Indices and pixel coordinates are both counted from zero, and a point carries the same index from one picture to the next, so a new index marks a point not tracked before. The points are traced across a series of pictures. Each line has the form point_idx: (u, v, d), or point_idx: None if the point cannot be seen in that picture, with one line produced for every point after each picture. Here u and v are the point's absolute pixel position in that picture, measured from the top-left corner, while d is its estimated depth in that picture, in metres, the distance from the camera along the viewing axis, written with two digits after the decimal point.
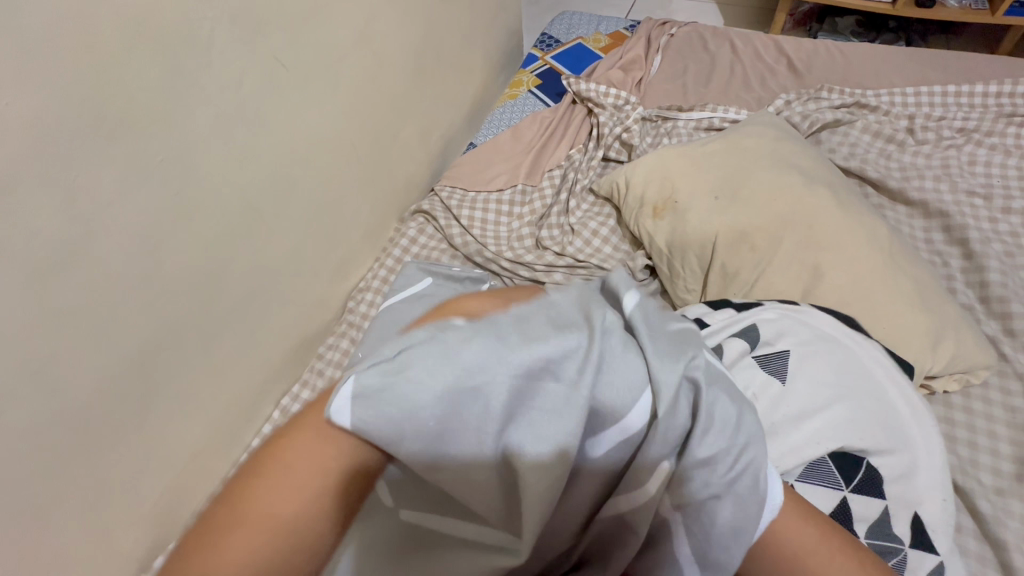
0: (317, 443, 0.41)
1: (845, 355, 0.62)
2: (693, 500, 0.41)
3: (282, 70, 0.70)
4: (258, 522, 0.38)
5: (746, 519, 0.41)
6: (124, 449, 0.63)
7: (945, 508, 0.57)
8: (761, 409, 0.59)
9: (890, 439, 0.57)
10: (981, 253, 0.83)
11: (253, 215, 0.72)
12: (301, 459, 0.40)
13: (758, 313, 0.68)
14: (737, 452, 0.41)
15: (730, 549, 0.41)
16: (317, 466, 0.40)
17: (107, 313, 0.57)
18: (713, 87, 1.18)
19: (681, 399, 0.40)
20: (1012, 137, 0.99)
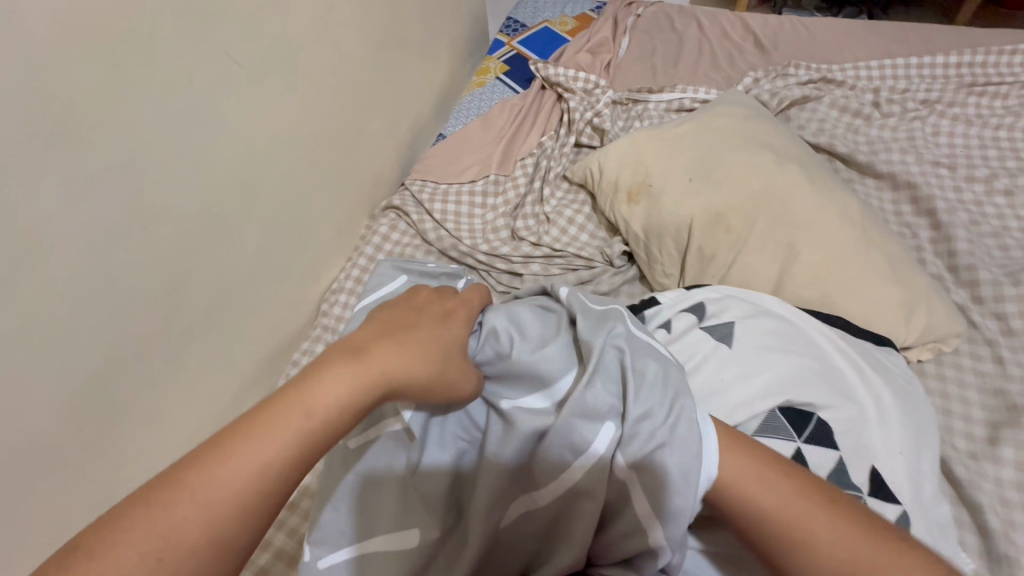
0: (352, 388, 0.42)
1: (790, 324, 0.64)
2: (639, 454, 0.46)
3: (235, 65, 0.66)
4: (278, 456, 0.39)
5: (692, 460, 0.45)
6: (91, 474, 0.60)
7: (903, 458, 0.56)
8: (712, 370, 0.60)
9: (837, 394, 0.58)
10: (949, 223, 0.84)
11: (214, 221, 0.68)
12: (323, 406, 0.41)
13: (703, 291, 0.69)
14: (670, 403, 0.47)
15: (683, 496, 0.45)
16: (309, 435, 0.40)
17: (61, 334, 0.54)
18: (683, 67, 1.17)
19: (603, 359, 0.50)
20: (973, 107, 1.01)
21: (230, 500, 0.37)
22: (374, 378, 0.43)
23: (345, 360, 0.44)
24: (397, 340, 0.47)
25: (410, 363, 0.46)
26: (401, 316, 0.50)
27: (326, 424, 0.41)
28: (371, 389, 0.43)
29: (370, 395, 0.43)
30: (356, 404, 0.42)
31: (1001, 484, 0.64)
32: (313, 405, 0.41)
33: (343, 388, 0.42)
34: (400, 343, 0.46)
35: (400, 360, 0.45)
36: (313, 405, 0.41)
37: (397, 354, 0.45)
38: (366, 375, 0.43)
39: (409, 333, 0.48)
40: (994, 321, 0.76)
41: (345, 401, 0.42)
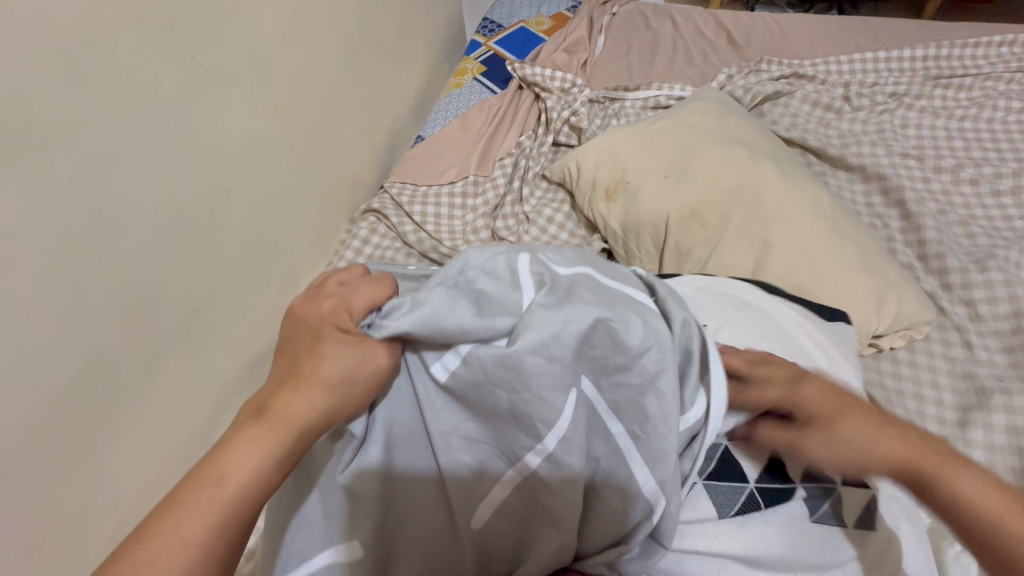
0: (263, 446, 0.43)
1: (759, 316, 0.62)
2: (624, 399, 0.49)
3: (204, 71, 0.65)
4: (201, 518, 0.39)
5: (670, 406, 0.47)
6: (66, 489, 0.59)
7: None
8: None
9: None
10: (918, 213, 0.86)
11: (186, 229, 0.67)
12: (237, 472, 0.41)
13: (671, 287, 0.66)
14: (646, 347, 0.48)
15: (667, 438, 0.47)
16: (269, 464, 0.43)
17: (31, 348, 0.53)
18: (658, 65, 1.18)
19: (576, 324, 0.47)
20: (939, 99, 1.04)
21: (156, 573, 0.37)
22: (282, 430, 0.44)
23: (253, 423, 0.44)
24: (303, 377, 0.46)
25: (312, 402, 0.45)
26: (313, 337, 0.48)
27: (243, 484, 0.41)
28: (269, 448, 0.43)
29: (279, 452, 0.43)
30: (269, 458, 0.43)
31: None
32: (228, 469, 0.41)
33: (255, 451, 0.42)
34: (308, 373, 0.46)
35: (305, 400, 0.45)
36: (226, 473, 0.41)
37: (305, 386, 0.45)
38: (272, 429, 0.43)
39: (316, 357, 0.46)
40: (963, 307, 0.79)
41: (257, 458, 0.42)
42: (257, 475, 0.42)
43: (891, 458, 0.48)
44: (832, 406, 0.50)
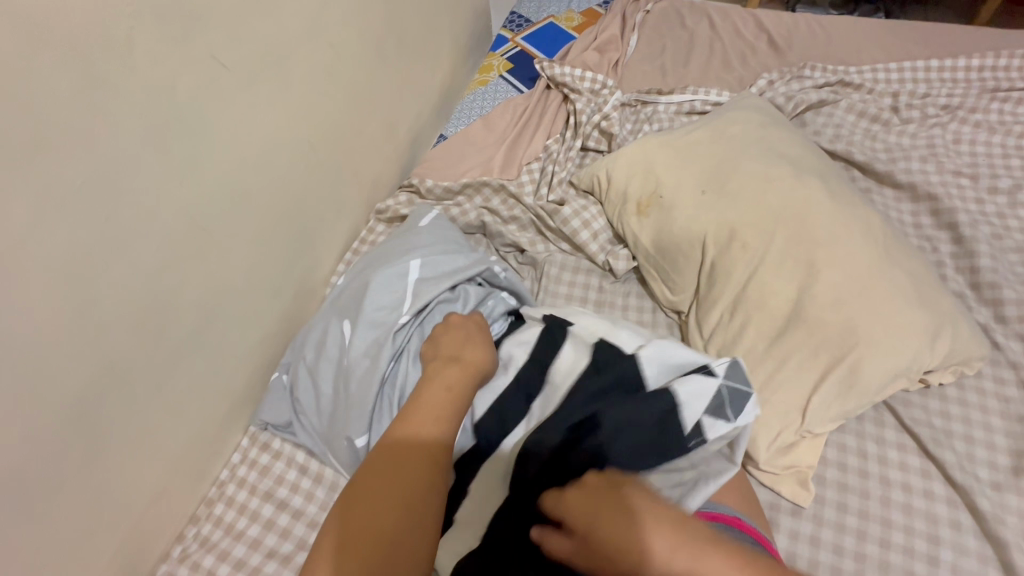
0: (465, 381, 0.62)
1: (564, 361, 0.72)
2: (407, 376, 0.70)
3: (224, 69, 0.62)
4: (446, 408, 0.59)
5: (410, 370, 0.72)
6: (71, 505, 0.58)
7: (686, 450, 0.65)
8: None
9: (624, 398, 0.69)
10: (971, 238, 0.81)
11: (201, 235, 0.65)
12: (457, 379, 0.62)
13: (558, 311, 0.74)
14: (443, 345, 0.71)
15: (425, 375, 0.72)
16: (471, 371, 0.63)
17: (35, 361, 0.51)
18: (693, 68, 1.13)
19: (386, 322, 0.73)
20: (995, 114, 0.97)
21: (391, 483, 0.51)
22: (460, 367, 0.63)
23: (450, 364, 0.63)
24: (467, 347, 0.65)
25: (487, 353, 0.65)
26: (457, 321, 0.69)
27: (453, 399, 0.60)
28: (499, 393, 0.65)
29: (454, 400, 0.59)
30: (444, 420, 0.57)
31: None
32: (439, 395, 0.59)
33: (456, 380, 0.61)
34: (475, 338, 0.67)
35: (477, 351, 0.65)
36: (443, 388, 0.60)
37: (483, 343, 0.67)
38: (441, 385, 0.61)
39: (472, 324, 0.69)
40: (1018, 342, 0.74)
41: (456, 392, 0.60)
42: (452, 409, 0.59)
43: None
44: (652, 522, 0.43)
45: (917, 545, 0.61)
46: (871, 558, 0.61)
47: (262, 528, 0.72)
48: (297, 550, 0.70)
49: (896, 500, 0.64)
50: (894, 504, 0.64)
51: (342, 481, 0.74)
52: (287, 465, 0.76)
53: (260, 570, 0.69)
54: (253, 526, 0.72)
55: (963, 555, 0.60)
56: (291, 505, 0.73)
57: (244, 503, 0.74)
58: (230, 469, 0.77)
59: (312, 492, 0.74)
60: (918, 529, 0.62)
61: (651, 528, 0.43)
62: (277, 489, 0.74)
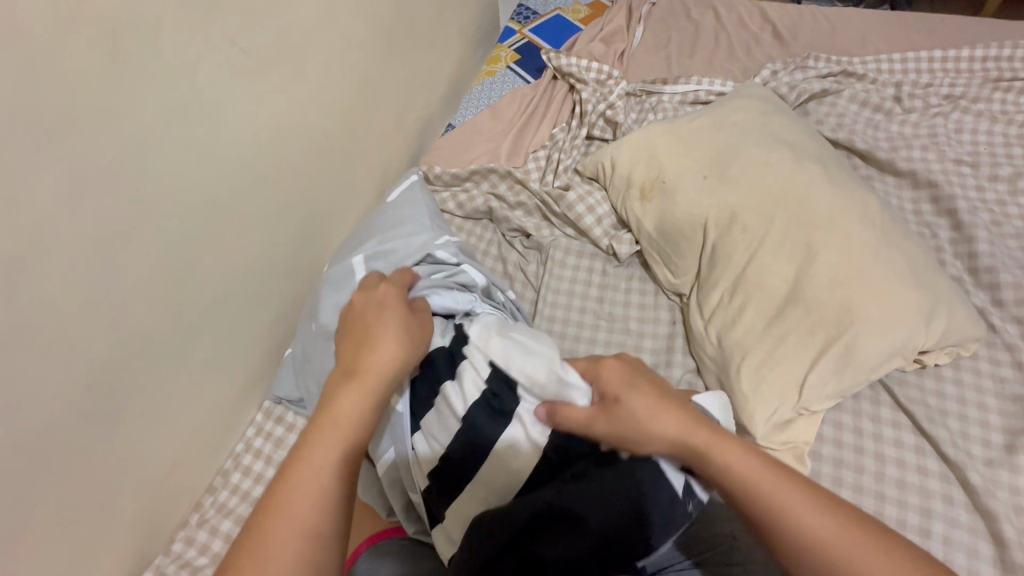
0: (361, 409, 0.48)
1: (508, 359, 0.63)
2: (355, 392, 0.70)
3: (242, 55, 0.64)
4: (327, 461, 0.45)
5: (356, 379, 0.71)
6: (97, 469, 0.61)
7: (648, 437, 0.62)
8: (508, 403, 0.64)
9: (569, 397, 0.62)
10: (971, 224, 0.82)
11: (220, 215, 0.67)
12: (346, 414, 0.47)
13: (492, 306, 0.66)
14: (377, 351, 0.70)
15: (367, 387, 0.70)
16: (365, 395, 0.49)
17: (65, 329, 0.54)
18: (698, 59, 1.14)
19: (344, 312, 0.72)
20: (998, 103, 0.98)
21: (282, 560, 0.40)
22: (363, 383, 0.49)
23: (345, 379, 0.50)
24: (369, 345, 0.52)
25: (397, 350, 0.52)
26: (365, 307, 0.56)
27: (343, 442, 0.46)
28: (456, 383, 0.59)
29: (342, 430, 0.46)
30: (340, 459, 0.45)
31: (1017, 492, 0.63)
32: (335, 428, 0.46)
33: (357, 398, 0.48)
34: (373, 332, 0.53)
35: (384, 348, 0.52)
36: (337, 415, 0.47)
37: (392, 336, 0.53)
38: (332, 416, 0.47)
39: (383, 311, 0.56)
40: (1014, 325, 0.75)
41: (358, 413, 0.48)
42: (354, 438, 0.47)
43: (744, 488, 0.47)
44: (682, 419, 0.50)
45: (910, 517, 0.63)
46: None
47: None
48: None
49: (891, 475, 0.66)
50: (888, 479, 0.66)
51: None
52: (300, 437, 0.79)
53: None
54: None
55: (955, 527, 0.62)
56: None
57: (260, 474, 0.77)
58: (245, 443, 0.80)
59: None
60: (912, 503, 0.64)
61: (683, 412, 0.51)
62: None
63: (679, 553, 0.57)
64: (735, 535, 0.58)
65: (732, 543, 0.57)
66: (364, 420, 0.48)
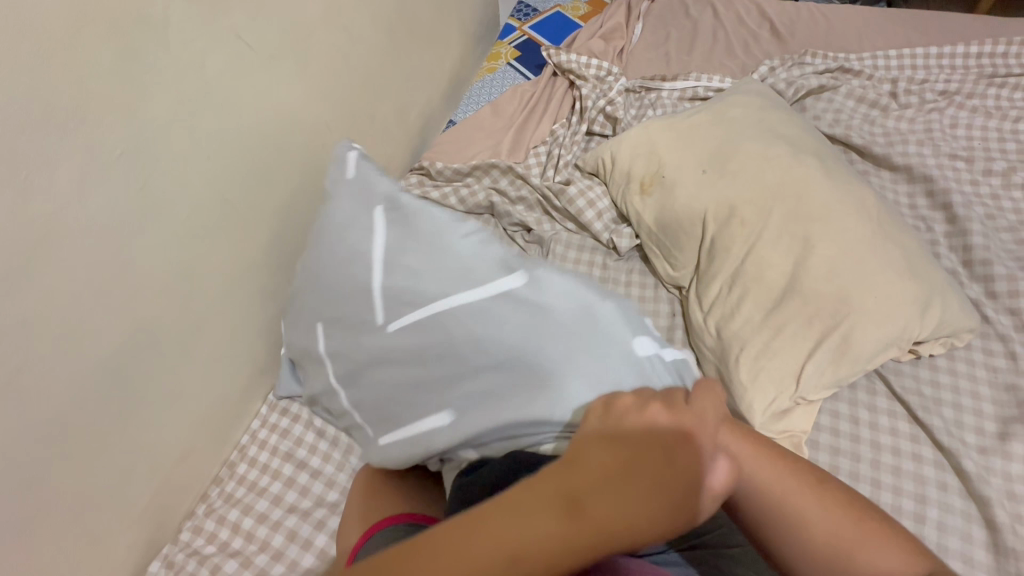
0: (546, 555, 0.33)
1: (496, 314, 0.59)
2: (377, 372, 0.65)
3: (247, 49, 0.65)
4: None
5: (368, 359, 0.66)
6: (107, 457, 0.62)
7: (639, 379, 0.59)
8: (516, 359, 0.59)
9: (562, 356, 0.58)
10: (965, 217, 0.84)
11: (226, 207, 0.68)
12: (523, 544, 0.34)
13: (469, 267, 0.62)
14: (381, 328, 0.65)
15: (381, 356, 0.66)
16: (535, 544, 0.34)
17: (76, 318, 0.55)
18: (696, 55, 1.15)
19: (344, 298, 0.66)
20: (992, 99, 1.00)
21: None
22: (567, 534, 0.34)
23: (555, 513, 0.34)
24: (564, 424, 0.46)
25: (662, 526, 0.35)
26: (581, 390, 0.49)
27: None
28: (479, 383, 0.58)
29: (526, 555, 0.34)
30: None
31: (1010, 478, 0.64)
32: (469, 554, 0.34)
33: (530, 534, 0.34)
34: (648, 478, 0.35)
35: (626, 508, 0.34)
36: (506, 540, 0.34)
37: (637, 495, 0.35)
38: (525, 533, 0.34)
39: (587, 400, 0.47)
40: (1008, 316, 0.77)
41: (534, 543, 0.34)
42: (498, 564, 0.34)
43: (768, 500, 0.47)
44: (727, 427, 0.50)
45: (905, 503, 0.64)
46: None
47: (283, 487, 0.76)
48: (317, 507, 0.74)
49: (887, 462, 0.67)
50: (884, 466, 0.67)
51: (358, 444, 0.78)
52: (305, 428, 0.80)
53: (281, 525, 0.73)
54: (274, 484, 0.76)
55: (949, 513, 0.63)
56: (309, 466, 0.77)
57: (266, 464, 0.78)
58: (251, 434, 0.81)
59: (328, 454, 0.78)
60: (907, 490, 0.65)
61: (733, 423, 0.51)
62: (295, 451, 0.78)
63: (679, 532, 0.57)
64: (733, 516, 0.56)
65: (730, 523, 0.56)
66: (543, 566, 0.34)
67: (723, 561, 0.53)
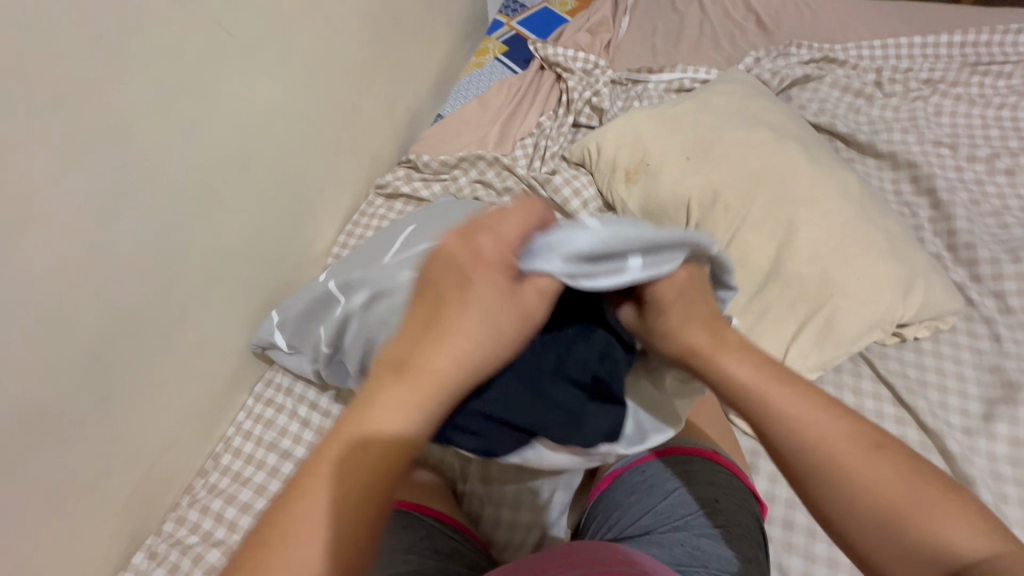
0: (399, 433, 0.36)
1: None
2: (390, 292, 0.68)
3: (228, 37, 0.65)
4: (350, 506, 0.34)
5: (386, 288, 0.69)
6: (87, 445, 0.61)
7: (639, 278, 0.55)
8: None
9: None
10: (949, 202, 0.84)
11: (208, 195, 0.68)
12: (394, 414, 0.37)
13: None
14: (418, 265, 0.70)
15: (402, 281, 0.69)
16: (400, 423, 0.37)
17: (55, 304, 0.55)
18: (683, 48, 1.16)
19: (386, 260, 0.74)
20: (975, 87, 1.00)
21: None
22: (419, 384, 0.38)
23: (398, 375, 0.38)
24: (435, 336, 0.39)
25: (472, 350, 0.40)
26: (445, 283, 0.41)
27: (377, 463, 0.35)
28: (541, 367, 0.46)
29: (423, 399, 0.37)
30: (367, 495, 0.35)
31: (994, 458, 0.64)
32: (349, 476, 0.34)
33: (408, 405, 0.37)
34: (458, 317, 0.40)
35: (455, 343, 0.39)
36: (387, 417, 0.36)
37: (459, 334, 0.40)
38: (407, 392, 0.37)
39: (468, 287, 0.41)
40: (992, 299, 0.77)
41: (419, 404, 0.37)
42: (393, 444, 0.36)
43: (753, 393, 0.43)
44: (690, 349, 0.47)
45: None
46: None
47: (269, 477, 0.76)
48: None
49: None
50: None
51: None
52: (290, 418, 0.80)
53: None
54: (259, 474, 0.76)
55: None
56: (294, 455, 0.77)
57: (251, 455, 0.78)
58: (236, 426, 0.81)
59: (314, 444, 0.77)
60: None
61: (698, 330, 0.47)
62: (280, 441, 0.78)
63: (665, 516, 0.56)
64: (719, 499, 0.56)
65: (716, 506, 0.56)
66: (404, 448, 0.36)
67: (704, 540, 0.53)
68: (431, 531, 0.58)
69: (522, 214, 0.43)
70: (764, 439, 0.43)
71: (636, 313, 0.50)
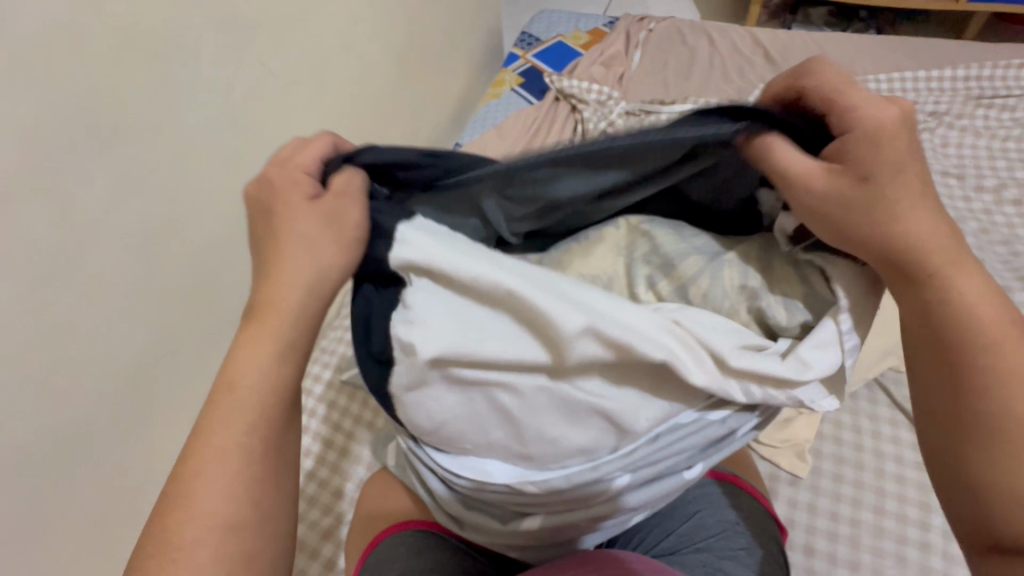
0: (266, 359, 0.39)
1: None
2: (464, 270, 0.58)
3: (269, 74, 0.69)
4: (237, 428, 0.37)
5: None
6: (123, 461, 0.63)
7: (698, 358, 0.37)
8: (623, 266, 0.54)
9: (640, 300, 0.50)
10: (958, 231, 0.86)
11: (245, 222, 0.71)
12: (244, 377, 0.38)
13: None
14: None
15: None
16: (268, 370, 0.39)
17: (101, 327, 0.57)
18: (693, 81, 1.20)
19: None
20: (980, 119, 1.03)
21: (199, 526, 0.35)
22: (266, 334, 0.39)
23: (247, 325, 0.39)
24: (270, 272, 0.39)
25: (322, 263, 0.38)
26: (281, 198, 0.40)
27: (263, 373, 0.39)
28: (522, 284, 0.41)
29: (273, 345, 0.39)
30: (271, 371, 0.39)
31: None
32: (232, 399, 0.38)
33: (259, 360, 0.39)
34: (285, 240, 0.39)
35: (291, 275, 0.38)
36: (235, 380, 0.38)
37: (296, 256, 0.38)
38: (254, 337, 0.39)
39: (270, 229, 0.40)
40: None
41: (254, 369, 0.38)
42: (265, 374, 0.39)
43: (968, 333, 0.37)
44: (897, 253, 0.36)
45: (910, 511, 0.66)
46: (865, 523, 0.66)
47: None
48: (326, 516, 0.76)
49: (890, 471, 0.69)
50: (887, 475, 0.69)
51: (366, 454, 0.80)
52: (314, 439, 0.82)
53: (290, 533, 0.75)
54: None
55: None
56: (318, 476, 0.79)
57: None
58: None
59: (337, 465, 0.79)
60: (911, 497, 0.67)
61: (926, 211, 0.36)
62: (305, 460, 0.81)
63: (686, 538, 0.57)
64: (740, 522, 0.58)
65: (736, 529, 0.57)
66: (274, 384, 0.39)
67: (727, 562, 0.53)
68: (456, 552, 0.59)
69: (317, 142, 0.41)
70: (942, 372, 0.38)
71: (855, 177, 0.35)
